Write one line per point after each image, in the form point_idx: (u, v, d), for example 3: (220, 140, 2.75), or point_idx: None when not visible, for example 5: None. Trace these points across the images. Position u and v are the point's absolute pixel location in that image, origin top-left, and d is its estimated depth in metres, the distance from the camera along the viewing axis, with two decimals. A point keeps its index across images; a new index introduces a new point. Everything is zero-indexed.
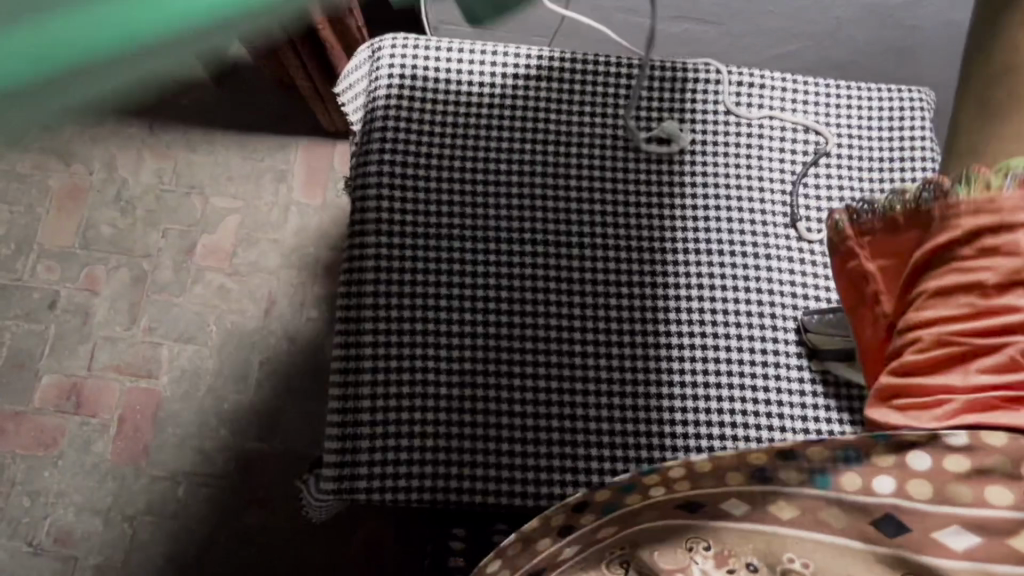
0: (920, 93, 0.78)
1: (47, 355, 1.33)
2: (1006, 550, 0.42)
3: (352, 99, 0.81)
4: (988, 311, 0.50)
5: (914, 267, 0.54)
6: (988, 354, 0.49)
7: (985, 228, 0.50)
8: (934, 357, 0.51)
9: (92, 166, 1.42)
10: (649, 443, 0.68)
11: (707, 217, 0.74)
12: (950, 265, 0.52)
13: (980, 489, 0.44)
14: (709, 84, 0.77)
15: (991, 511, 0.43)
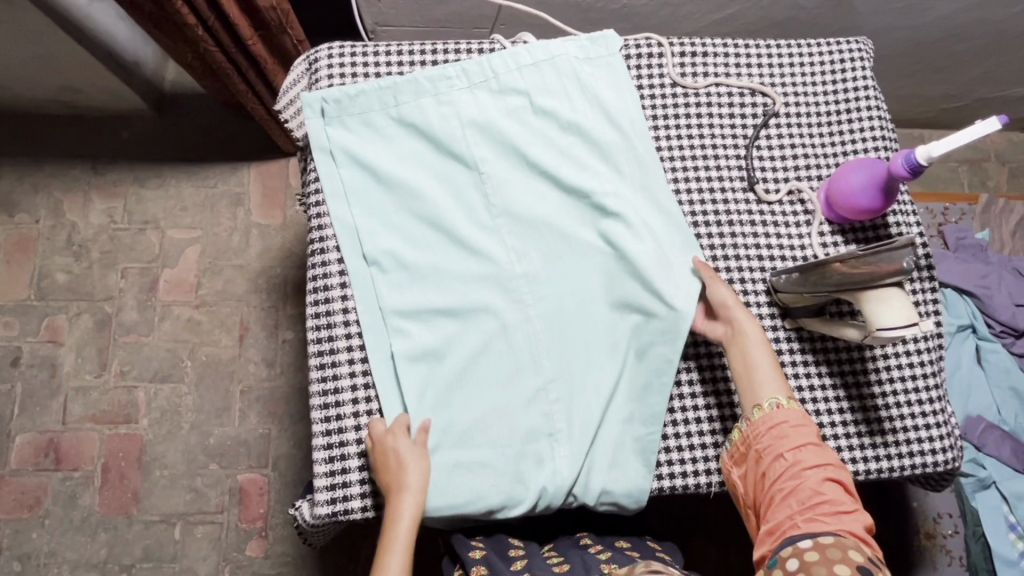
0: (859, 44, 0.79)
1: (17, 415, 1.29)
2: None
3: (294, 114, 0.76)
4: (810, 470, 0.58)
5: (745, 471, 0.63)
6: (831, 501, 0.56)
7: (780, 425, 0.61)
8: (797, 517, 0.56)
9: (37, 214, 1.37)
10: (664, 433, 0.69)
11: (703, 202, 0.74)
12: (772, 450, 0.60)
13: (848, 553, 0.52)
14: (651, 57, 0.76)
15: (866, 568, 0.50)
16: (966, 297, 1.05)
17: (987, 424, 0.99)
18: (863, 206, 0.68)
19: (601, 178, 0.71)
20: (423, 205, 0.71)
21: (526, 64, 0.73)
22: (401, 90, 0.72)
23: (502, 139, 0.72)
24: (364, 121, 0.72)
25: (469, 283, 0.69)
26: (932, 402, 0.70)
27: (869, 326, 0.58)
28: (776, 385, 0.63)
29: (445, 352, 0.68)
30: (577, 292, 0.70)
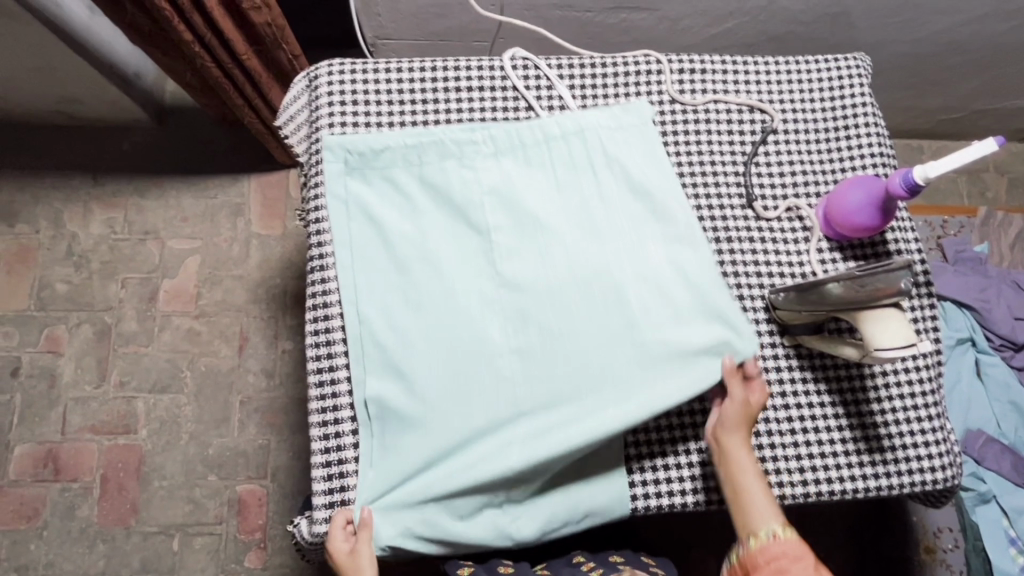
0: (857, 60, 0.79)
1: (16, 425, 1.28)
2: None
3: (295, 131, 0.78)
4: None
5: None
6: None
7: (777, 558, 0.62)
8: None
9: (38, 224, 1.37)
10: (663, 451, 0.69)
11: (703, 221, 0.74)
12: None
13: None
14: (650, 75, 0.77)
15: None
16: (965, 310, 1.04)
17: (986, 438, 0.99)
18: (861, 224, 0.69)
19: (630, 251, 0.68)
20: (427, 278, 0.69)
21: (556, 134, 0.71)
22: (427, 151, 0.71)
23: (519, 208, 0.70)
24: (383, 175, 0.71)
25: (471, 364, 0.66)
26: (930, 420, 0.70)
27: (868, 346, 0.58)
28: (772, 517, 0.63)
29: (440, 427, 0.65)
30: (591, 369, 0.66)
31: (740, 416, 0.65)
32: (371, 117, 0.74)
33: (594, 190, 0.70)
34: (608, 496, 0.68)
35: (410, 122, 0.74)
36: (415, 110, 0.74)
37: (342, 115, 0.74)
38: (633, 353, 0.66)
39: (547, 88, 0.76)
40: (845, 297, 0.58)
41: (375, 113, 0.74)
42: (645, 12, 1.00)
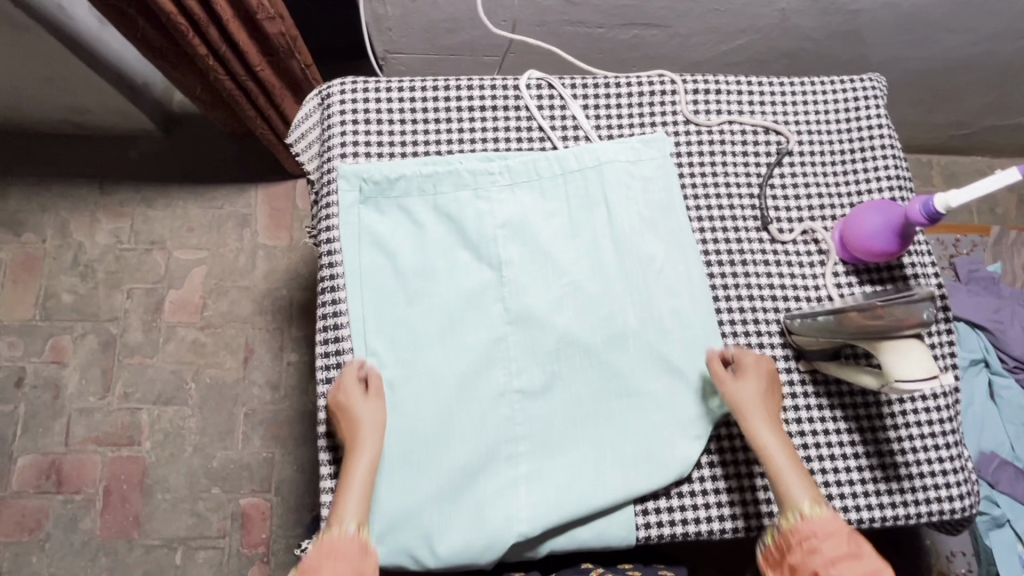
0: (873, 80, 0.78)
1: (20, 436, 1.28)
2: None
3: (307, 150, 0.77)
4: None
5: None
6: None
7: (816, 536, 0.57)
8: None
9: (44, 234, 1.36)
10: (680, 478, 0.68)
11: (718, 245, 0.73)
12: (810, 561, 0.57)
13: None
14: (665, 95, 0.76)
15: None
16: (978, 330, 1.04)
17: (1001, 461, 0.97)
18: (878, 249, 0.68)
19: (636, 298, 0.70)
20: (433, 312, 0.69)
21: (572, 170, 0.72)
22: (442, 180, 0.71)
23: (533, 241, 0.71)
24: (397, 205, 0.71)
25: (478, 399, 0.67)
26: (948, 448, 0.69)
27: (887, 376, 0.57)
28: (803, 490, 0.60)
29: (449, 460, 0.65)
30: (592, 402, 0.68)
31: (767, 398, 0.65)
32: (383, 136, 0.73)
33: (604, 232, 0.71)
34: (619, 528, 0.67)
35: (424, 142, 0.74)
36: (427, 129, 0.74)
37: (355, 134, 0.73)
38: (634, 403, 0.68)
39: (561, 107, 0.75)
40: (863, 328, 0.57)
41: (388, 131, 0.74)
42: (656, 27, 0.99)
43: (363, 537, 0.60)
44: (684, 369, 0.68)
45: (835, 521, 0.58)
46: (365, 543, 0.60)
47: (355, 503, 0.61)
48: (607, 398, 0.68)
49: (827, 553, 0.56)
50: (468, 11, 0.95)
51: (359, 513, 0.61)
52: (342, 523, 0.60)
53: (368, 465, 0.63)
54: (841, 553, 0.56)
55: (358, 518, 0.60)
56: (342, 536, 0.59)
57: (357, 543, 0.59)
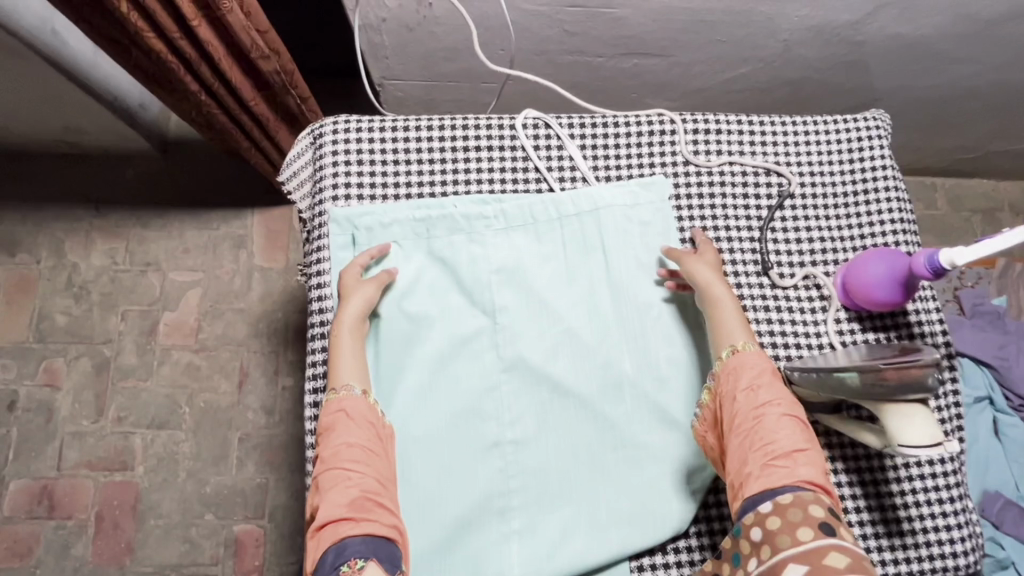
0: (878, 119, 0.77)
1: (12, 460, 1.27)
2: (814, 555, 0.51)
3: (299, 190, 0.76)
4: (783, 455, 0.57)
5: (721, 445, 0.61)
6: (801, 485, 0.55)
7: (747, 389, 0.60)
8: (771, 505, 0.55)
9: (39, 254, 1.35)
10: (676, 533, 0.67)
11: None
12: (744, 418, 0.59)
13: (820, 557, 0.51)
14: (664, 135, 0.75)
15: (805, 547, 0.52)
16: (983, 367, 1.02)
17: (1005, 501, 0.95)
18: (880, 299, 0.66)
19: (632, 346, 0.69)
20: (424, 361, 0.67)
21: (569, 215, 0.71)
22: (435, 224, 0.70)
23: (527, 287, 0.69)
24: (390, 248, 0.70)
25: (470, 452, 0.65)
26: (953, 503, 0.67)
27: (890, 440, 0.55)
28: (740, 332, 0.63)
29: (440, 515, 0.64)
30: (585, 453, 0.67)
31: (716, 271, 0.67)
32: (376, 177, 0.72)
33: (600, 279, 0.70)
34: None
35: (418, 183, 0.72)
36: (422, 170, 0.73)
37: (347, 175, 0.72)
38: (630, 455, 0.66)
39: (558, 148, 0.74)
40: (865, 391, 0.55)
41: (381, 172, 0.72)
42: (656, 57, 0.98)
43: (371, 400, 0.62)
44: (681, 420, 0.67)
45: (769, 368, 0.62)
46: (374, 403, 0.62)
47: (349, 366, 0.62)
48: (601, 449, 0.67)
49: (761, 400, 0.59)
50: (465, 41, 0.93)
51: (357, 375, 0.63)
52: (347, 386, 0.62)
53: (353, 326, 0.64)
54: (772, 398, 0.59)
55: (361, 381, 0.62)
56: (348, 397, 0.61)
57: (367, 404, 0.61)
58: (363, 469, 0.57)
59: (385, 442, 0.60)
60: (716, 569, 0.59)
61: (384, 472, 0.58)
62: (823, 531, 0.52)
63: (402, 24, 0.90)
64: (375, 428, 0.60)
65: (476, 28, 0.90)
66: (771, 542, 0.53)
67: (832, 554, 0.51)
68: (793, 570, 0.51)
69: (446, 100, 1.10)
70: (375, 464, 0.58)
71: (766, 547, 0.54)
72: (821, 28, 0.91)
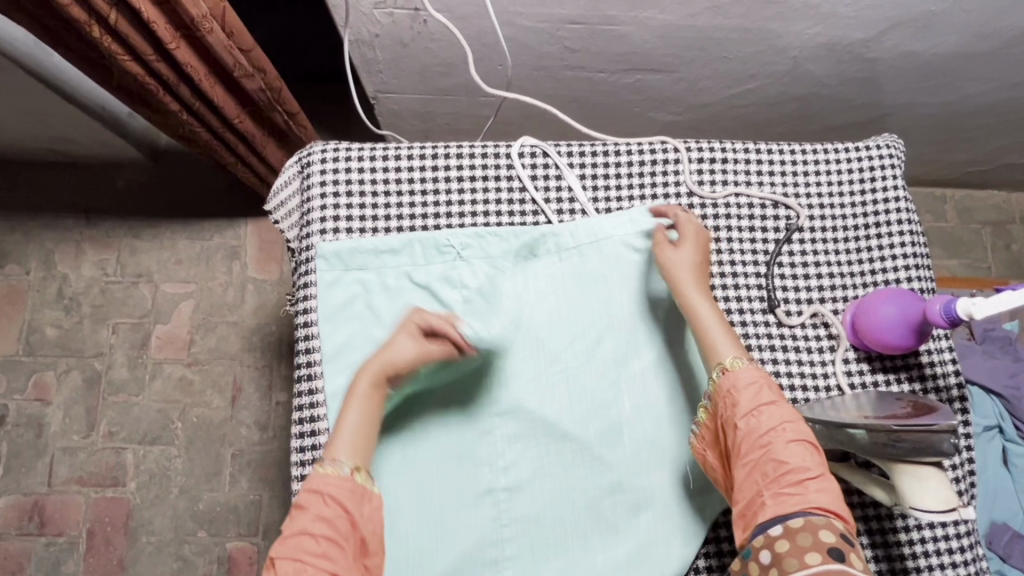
0: (892, 147, 0.73)
1: (2, 475, 1.25)
2: None
3: (287, 219, 0.73)
4: (791, 477, 0.53)
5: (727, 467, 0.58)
6: (811, 509, 0.51)
7: (746, 407, 0.56)
8: (780, 530, 0.51)
9: (28, 265, 1.33)
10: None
11: None
12: (746, 437, 0.55)
13: None
14: (667, 164, 0.71)
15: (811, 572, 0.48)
16: (993, 396, 0.99)
17: (1014, 534, 0.93)
18: (892, 342, 0.64)
19: (631, 386, 0.66)
20: (415, 401, 0.65)
21: (568, 248, 0.68)
22: (430, 258, 0.68)
23: (524, 324, 0.67)
24: (382, 283, 0.67)
25: (461, 496, 0.63)
26: (962, 552, 0.65)
27: (902, 500, 0.54)
28: (728, 349, 0.60)
29: (432, 563, 0.62)
30: (581, 499, 0.64)
31: (699, 279, 0.63)
32: (366, 208, 0.69)
33: (598, 316, 0.67)
34: None
35: (410, 214, 0.69)
36: (414, 201, 0.70)
37: (335, 206, 0.69)
38: (629, 501, 0.64)
39: (556, 177, 0.71)
40: (876, 450, 0.53)
41: (371, 203, 0.69)
42: (660, 73, 0.94)
43: (359, 478, 0.55)
44: (682, 465, 0.65)
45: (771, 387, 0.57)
46: (363, 485, 0.55)
47: (347, 440, 0.56)
48: (597, 495, 0.64)
49: (766, 424, 0.55)
50: (462, 57, 0.90)
51: (354, 450, 0.56)
52: (336, 460, 0.55)
53: (364, 393, 0.58)
54: (778, 421, 0.55)
55: (354, 459, 0.56)
56: (335, 474, 0.54)
57: (350, 485, 0.54)
58: (321, 561, 0.50)
59: (361, 528, 0.53)
60: None
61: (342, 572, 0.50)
62: (832, 556, 0.48)
63: (396, 40, 0.87)
64: (348, 512, 0.53)
65: (473, 44, 0.87)
66: (779, 565, 0.49)
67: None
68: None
69: (443, 113, 1.07)
70: (333, 555, 0.50)
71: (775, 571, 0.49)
72: (833, 46, 0.88)
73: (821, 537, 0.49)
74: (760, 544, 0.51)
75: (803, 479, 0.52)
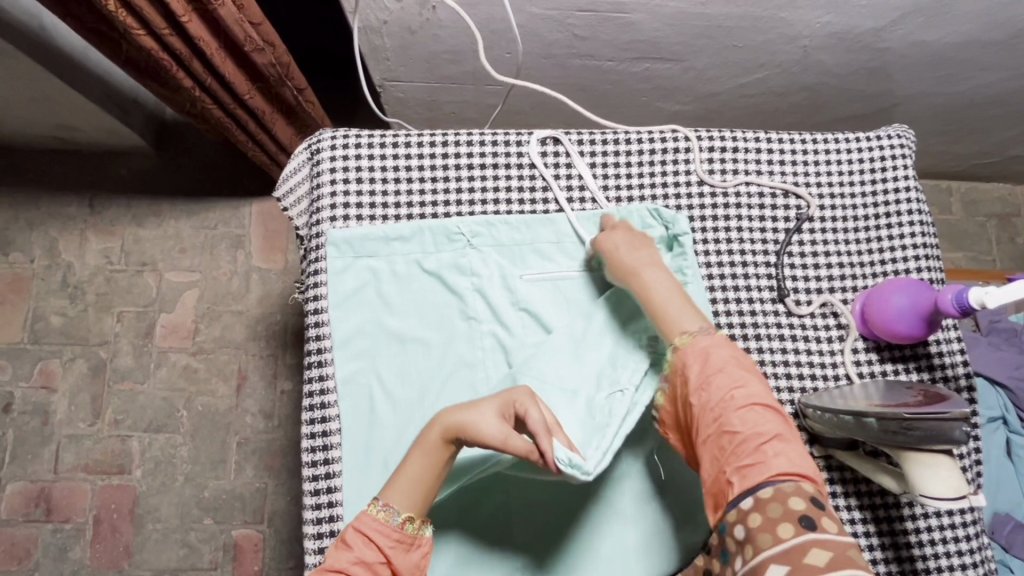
0: (903, 136, 0.73)
1: (9, 462, 1.25)
2: (796, 556, 0.45)
3: (296, 207, 0.73)
4: (751, 447, 0.51)
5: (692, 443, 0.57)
6: (778, 477, 0.50)
7: (697, 380, 0.56)
8: (749, 503, 0.49)
9: (32, 253, 1.33)
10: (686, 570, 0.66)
11: (733, 316, 0.68)
12: (702, 410, 0.55)
13: (801, 560, 0.45)
14: (678, 153, 0.71)
15: (785, 544, 0.46)
16: (998, 388, 1.00)
17: (1017, 524, 0.94)
18: (901, 332, 0.64)
19: None
20: (425, 387, 0.65)
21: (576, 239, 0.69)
22: (439, 247, 0.68)
23: (534, 313, 0.67)
24: (392, 271, 0.68)
25: (473, 481, 0.65)
26: (968, 540, 0.66)
27: (912, 488, 0.54)
28: (687, 322, 0.59)
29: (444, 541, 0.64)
30: (591, 486, 0.65)
31: (642, 253, 0.63)
32: (376, 195, 0.69)
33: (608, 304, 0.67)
34: None
35: (419, 201, 0.69)
36: (425, 188, 0.69)
37: (345, 192, 0.68)
38: (636, 486, 0.66)
39: (566, 165, 0.71)
40: (886, 438, 0.53)
41: (381, 190, 0.69)
42: (670, 62, 0.94)
43: (410, 527, 0.53)
44: None
45: (725, 356, 0.57)
46: (413, 535, 0.53)
47: (401, 488, 0.54)
48: (608, 482, 0.65)
49: (716, 395, 0.54)
50: (470, 44, 0.89)
51: (411, 501, 0.54)
52: (390, 506, 0.54)
53: (427, 444, 0.55)
54: (726, 389, 0.54)
55: (409, 509, 0.54)
56: (384, 522, 0.53)
57: (397, 535, 0.53)
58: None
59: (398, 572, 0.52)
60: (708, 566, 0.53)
61: None
62: (802, 526, 0.46)
63: (404, 26, 0.86)
64: (390, 561, 0.52)
65: (482, 31, 0.86)
66: (753, 542, 0.48)
67: (819, 553, 0.44)
68: (774, 571, 0.45)
69: (449, 102, 1.06)
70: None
71: (749, 547, 0.48)
72: (844, 35, 0.87)
73: (791, 506, 0.48)
74: (732, 519, 0.50)
75: (763, 448, 0.51)
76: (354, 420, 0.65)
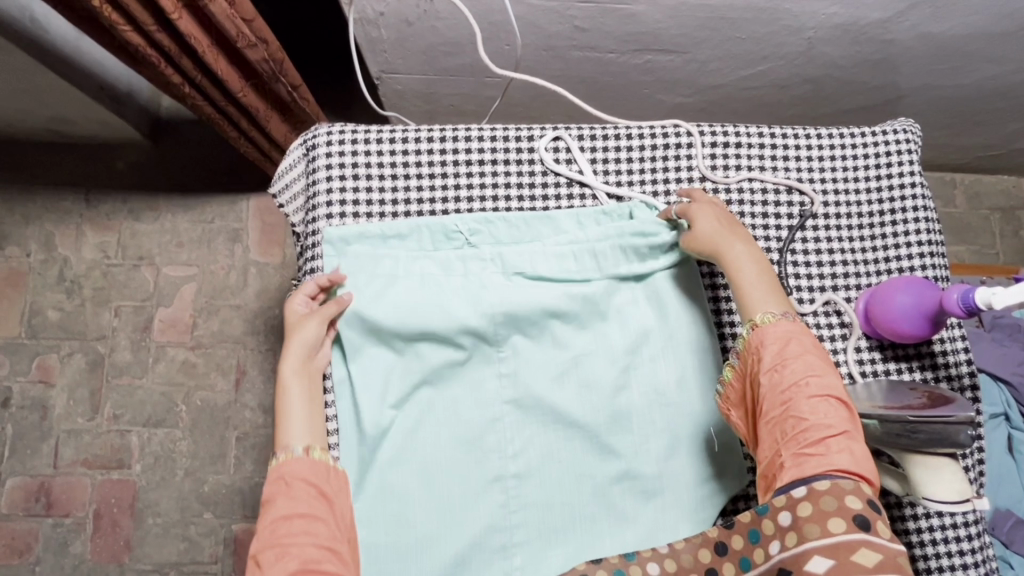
0: (909, 131, 0.72)
1: (8, 457, 1.25)
2: (839, 549, 0.47)
3: (291, 204, 0.72)
4: (818, 436, 0.51)
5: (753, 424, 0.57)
6: (839, 473, 0.50)
7: (770, 362, 0.55)
8: (804, 493, 0.50)
9: (28, 247, 1.32)
10: None
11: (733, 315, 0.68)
12: (770, 391, 0.54)
13: (847, 555, 0.47)
14: (680, 148, 0.70)
15: (833, 538, 0.48)
16: (1001, 384, 0.99)
17: (1017, 520, 0.93)
18: (905, 331, 0.63)
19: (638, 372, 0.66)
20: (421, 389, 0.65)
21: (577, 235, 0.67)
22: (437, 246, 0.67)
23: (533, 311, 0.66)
24: (389, 269, 0.66)
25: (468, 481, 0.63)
26: (970, 539, 0.65)
27: (915, 491, 0.54)
28: (766, 301, 0.58)
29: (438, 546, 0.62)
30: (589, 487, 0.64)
31: (723, 227, 0.62)
32: (373, 192, 0.68)
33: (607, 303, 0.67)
34: None
35: (417, 199, 0.69)
36: (423, 186, 0.69)
37: (342, 189, 0.68)
38: (637, 489, 0.64)
39: (566, 162, 0.70)
40: (889, 441, 0.53)
41: (378, 186, 0.68)
42: (672, 53, 0.92)
43: (315, 455, 0.57)
44: (687, 453, 0.65)
45: (804, 340, 0.56)
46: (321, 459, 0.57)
47: (293, 425, 0.58)
48: (607, 482, 0.64)
49: (789, 377, 0.54)
50: (468, 35, 0.88)
51: (305, 435, 0.58)
52: (287, 447, 0.57)
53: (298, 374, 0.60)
54: (801, 374, 0.53)
55: (306, 440, 0.57)
56: (289, 461, 0.56)
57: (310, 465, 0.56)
58: (303, 540, 0.52)
59: (335, 505, 0.56)
60: (724, 537, 0.56)
61: (332, 538, 0.53)
62: (855, 524, 0.48)
63: (401, 18, 0.84)
64: (320, 491, 0.55)
65: (481, 23, 0.85)
66: (799, 531, 0.49)
67: (863, 552, 0.47)
68: (817, 563, 0.47)
69: (447, 94, 1.05)
70: (314, 530, 0.52)
71: (794, 535, 0.50)
72: (849, 26, 0.85)
73: (846, 504, 0.48)
74: (782, 506, 0.51)
75: (829, 440, 0.51)
76: (352, 421, 0.63)
